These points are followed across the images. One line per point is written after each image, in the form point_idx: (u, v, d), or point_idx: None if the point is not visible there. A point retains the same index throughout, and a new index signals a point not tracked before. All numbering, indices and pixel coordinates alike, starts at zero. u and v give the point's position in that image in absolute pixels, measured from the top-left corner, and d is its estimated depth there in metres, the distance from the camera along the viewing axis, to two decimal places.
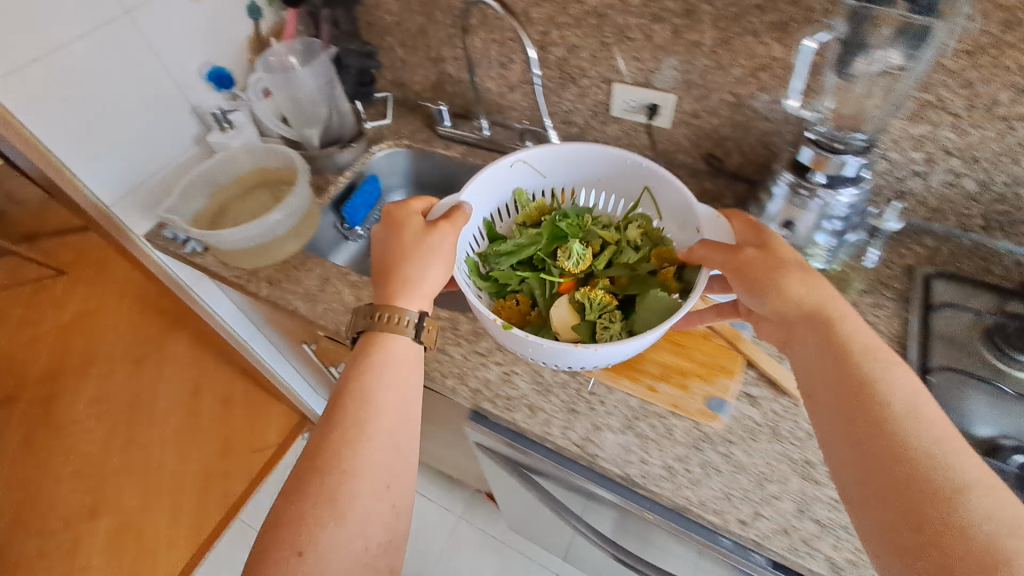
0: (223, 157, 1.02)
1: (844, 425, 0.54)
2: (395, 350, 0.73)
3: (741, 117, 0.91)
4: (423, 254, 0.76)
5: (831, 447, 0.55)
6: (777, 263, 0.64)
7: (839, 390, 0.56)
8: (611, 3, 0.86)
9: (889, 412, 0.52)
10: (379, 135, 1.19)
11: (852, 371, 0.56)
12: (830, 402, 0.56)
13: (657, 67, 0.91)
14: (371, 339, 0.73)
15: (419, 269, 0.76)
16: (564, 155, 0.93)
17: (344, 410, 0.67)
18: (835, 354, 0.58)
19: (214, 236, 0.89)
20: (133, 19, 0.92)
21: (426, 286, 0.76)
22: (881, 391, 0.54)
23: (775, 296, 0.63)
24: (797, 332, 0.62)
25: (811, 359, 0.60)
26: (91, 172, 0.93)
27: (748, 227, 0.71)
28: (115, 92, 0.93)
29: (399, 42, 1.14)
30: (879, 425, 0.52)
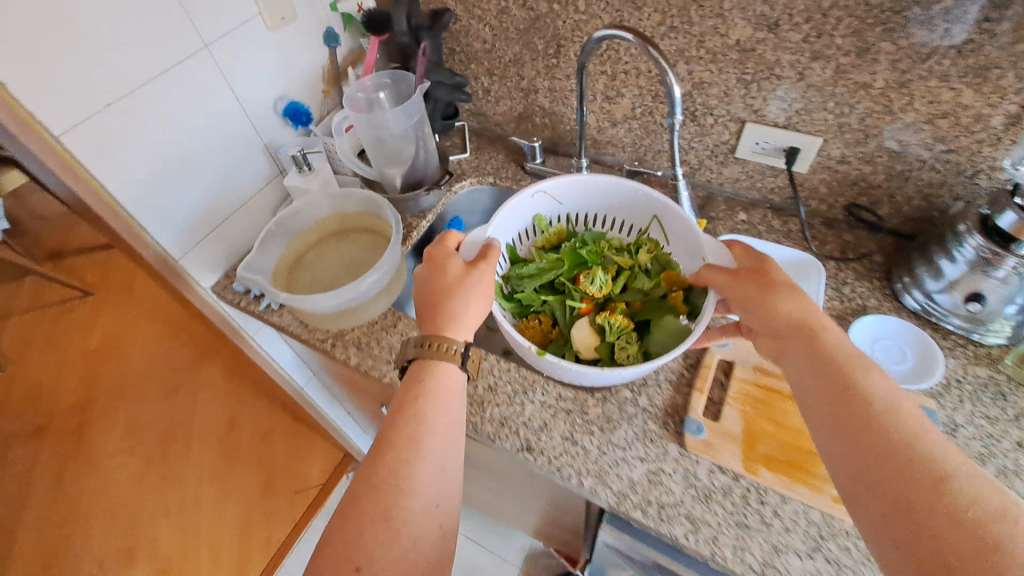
0: (303, 204, 0.92)
1: (845, 435, 0.48)
2: (447, 379, 0.66)
3: (901, 166, 0.79)
4: (461, 287, 0.72)
5: (842, 463, 0.48)
6: (785, 288, 0.59)
7: (833, 399, 0.50)
8: (762, 38, 0.75)
9: (869, 410, 0.48)
10: (461, 171, 1.07)
11: (843, 380, 0.51)
12: (825, 415, 0.50)
13: (806, 108, 0.79)
14: (416, 373, 0.68)
15: (460, 306, 0.70)
16: (589, 183, 0.88)
17: (392, 432, 0.61)
18: (813, 363, 0.54)
19: (306, 301, 0.79)
20: (212, 53, 0.82)
21: (465, 316, 0.71)
22: (863, 390, 0.49)
23: (774, 318, 0.58)
24: (787, 348, 0.57)
25: (798, 370, 0.55)
26: (163, 222, 0.83)
27: (748, 256, 0.65)
28: (191, 133, 0.83)
29: (487, 70, 1.04)
30: (859, 421, 0.48)
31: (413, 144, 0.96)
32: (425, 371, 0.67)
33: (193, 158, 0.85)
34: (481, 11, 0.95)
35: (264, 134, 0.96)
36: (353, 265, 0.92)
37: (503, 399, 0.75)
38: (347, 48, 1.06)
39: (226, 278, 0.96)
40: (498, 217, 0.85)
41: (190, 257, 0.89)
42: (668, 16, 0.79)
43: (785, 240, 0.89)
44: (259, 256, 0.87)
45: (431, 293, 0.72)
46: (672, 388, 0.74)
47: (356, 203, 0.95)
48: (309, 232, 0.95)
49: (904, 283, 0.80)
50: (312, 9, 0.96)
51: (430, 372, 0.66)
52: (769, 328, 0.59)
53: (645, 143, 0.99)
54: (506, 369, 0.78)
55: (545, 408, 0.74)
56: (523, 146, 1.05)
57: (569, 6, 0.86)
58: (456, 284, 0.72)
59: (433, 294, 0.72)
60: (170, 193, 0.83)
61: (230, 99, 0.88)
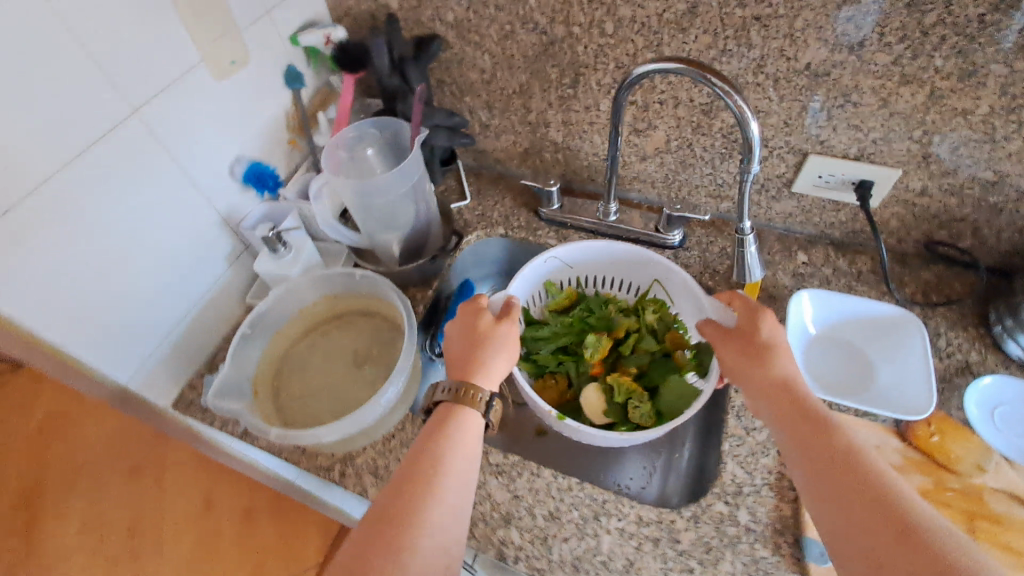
0: (281, 294, 0.75)
1: (827, 494, 0.45)
2: (473, 425, 0.57)
3: (994, 198, 0.68)
4: (498, 341, 0.63)
5: (824, 522, 0.45)
6: (767, 346, 0.56)
7: (810, 458, 0.48)
8: (841, 60, 0.61)
9: (845, 468, 0.46)
10: (465, 223, 0.90)
11: (820, 438, 0.49)
12: (806, 472, 0.48)
13: (886, 138, 0.67)
14: (439, 414, 0.57)
15: (490, 351, 0.62)
16: (606, 250, 0.78)
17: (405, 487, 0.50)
18: (791, 420, 0.51)
19: (308, 435, 0.62)
20: (145, 121, 0.63)
21: (493, 374, 0.61)
22: (839, 448, 0.47)
23: (756, 378, 0.55)
24: (761, 408, 0.54)
25: (775, 428, 0.52)
26: (99, 342, 0.65)
27: (746, 312, 0.60)
28: (127, 225, 0.64)
29: (485, 103, 0.88)
30: (841, 479, 0.45)
31: (412, 207, 0.80)
32: (451, 413, 0.57)
33: (132, 256, 0.66)
34: (478, 37, 0.78)
35: (221, 206, 0.77)
36: (352, 360, 0.76)
37: (572, 531, 0.62)
38: (311, 87, 0.87)
39: (192, 390, 0.77)
40: (512, 284, 0.75)
41: (140, 374, 0.71)
42: (722, 37, 0.64)
43: (856, 284, 0.78)
44: (234, 371, 0.70)
45: (462, 336, 0.64)
46: (774, 497, 0.62)
47: (345, 284, 0.78)
48: (291, 324, 0.78)
49: (1005, 326, 0.69)
50: (267, 47, 0.77)
51: (458, 413, 0.57)
52: (751, 388, 0.56)
53: (680, 178, 0.85)
54: (568, 489, 0.64)
55: (627, 538, 0.61)
56: (538, 190, 0.88)
57: (592, 29, 0.70)
58: (491, 330, 0.63)
59: (465, 337, 0.63)
60: (106, 305, 0.65)
61: (174, 172, 0.69)
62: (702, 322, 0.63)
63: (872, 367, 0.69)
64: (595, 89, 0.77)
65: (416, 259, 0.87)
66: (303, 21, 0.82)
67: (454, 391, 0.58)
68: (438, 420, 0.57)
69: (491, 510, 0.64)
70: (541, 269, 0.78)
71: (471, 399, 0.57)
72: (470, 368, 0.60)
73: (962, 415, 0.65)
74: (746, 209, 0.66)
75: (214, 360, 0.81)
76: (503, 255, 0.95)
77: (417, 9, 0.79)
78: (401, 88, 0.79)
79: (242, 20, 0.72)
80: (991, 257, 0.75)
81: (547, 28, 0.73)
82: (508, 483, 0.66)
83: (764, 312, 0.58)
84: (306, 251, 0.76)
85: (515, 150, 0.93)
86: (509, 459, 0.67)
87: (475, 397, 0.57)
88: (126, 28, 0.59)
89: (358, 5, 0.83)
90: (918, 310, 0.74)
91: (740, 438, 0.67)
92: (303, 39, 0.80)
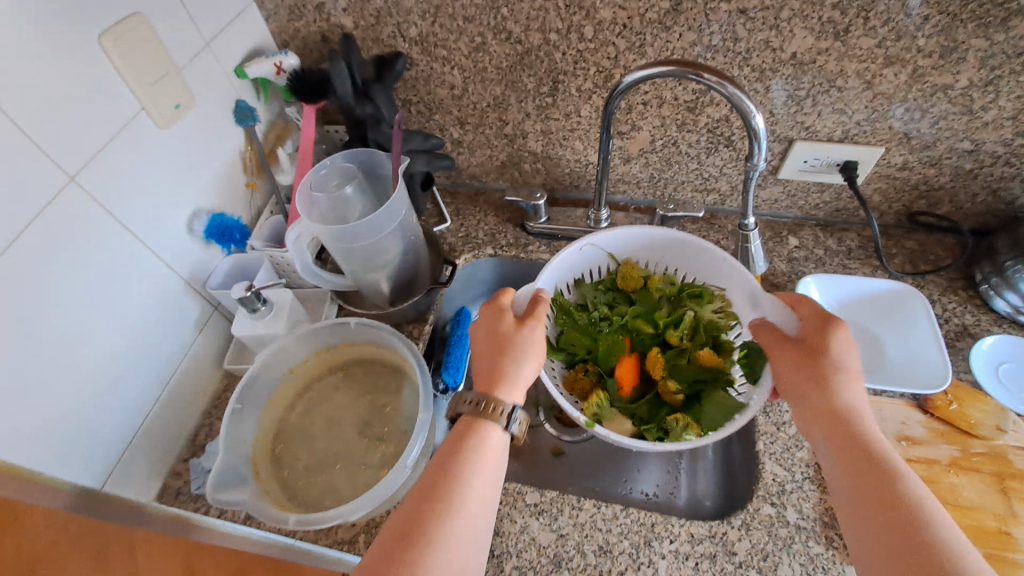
0: (268, 358, 0.68)
1: (863, 525, 0.45)
2: (496, 442, 0.53)
3: (970, 165, 0.71)
4: (521, 347, 0.58)
5: (863, 549, 0.45)
6: (835, 367, 0.54)
7: (855, 484, 0.47)
8: (826, 48, 0.62)
9: (888, 500, 0.45)
10: (451, 247, 0.86)
11: (871, 466, 0.47)
12: (848, 498, 0.47)
13: (869, 118, 0.68)
14: (461, 427, 0.53)
15: (517, 357, 0.57)
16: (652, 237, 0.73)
17: (412, 526, 0.45)
18: (842, 446, 0.50)
19: (332, 515, 0.57)
20: (84, 187, 0.56)
21: (516, 381, 0.56)
22: (886, 479, 0.46)
23: (812, 401, 0.54)
24: (813, 429, 0.53)
25: (825, 452, 0.51)
26: (63, 446, 0.56)
27: (815, 322, 0.57)
28: (80, 307, 0.57)
29: (457, 119, 0.83)
30: (881, 511, 0.45)
31: (400, 242, 0.74)
32: (473, 426, 0.53)
33: (89, 340, 0.58)
34: (446, 51, 0.74)
35: (183, 268, 0.70)
36: (359, 416, 0.70)
37: (627, 562, 0.59)
38: (264, 121, 0.81)
39: (175, 477, 0.68)
40: (545, 273, 0.70)
41: (112, 472, 0.62)
42: (706, 34, 0.64)
43: (849, 262, 0.79)
44: (232, 455, 0.63)
45: (486, 340, 0.59)
46: (817, 490, 0.62)
47: (338, 334, 0.72)
48: (283, 388, 0.71)
49: (992, 284, 0.72)
50: (211, 84, 0.70)
51: (478, 429, 0.52)
52: (803, 410, 0.54)
53: (666, 176, 0.83)
54: (614, 518, 0.62)
55: (683, 560, 0.59)
56: (522, 205, 0.84)
57: (571, 34, 0.68)
58: (516, 333, 0.58)
59: (490, 341, 0.59)
60: (67, 398, 0.57)
61: (126, 239, 0.61)
62: (757, 324, 0.63)
63: (879, 344, 0.71)
64: (576, 95, 0.75)
65: (409, 295, 0.80)
66: (248, 50, 0.75)
67: (477, 402, 0.54)
68: (459, 434, 0.53)
69: (538, 555, 0.60)
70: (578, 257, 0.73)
71: (491, 412, 0.53)
72: (495, 377, 0.56)
73: (972, 377, 0.67)
74: (752, 201, 0.66)
75: (196, 439, 0.72)
76: (493, 275, 0.91)
77: (376, 26, 0.73)
78: (375, 116, 0.73)
79: (180, 57, 0.65)
80: (966, 222, 0.79)
81: (523, 37, 0.70)
82: (550, 522, 0.62)
83: (837, 326, 0.55)
84: (288, 306, 0.71)
85: (492, 164, 0.89)
86: (546, 495, 0.64)
87: (497, 409, 0.53)
88: (48, 84, 0.52)
89: (307, 27, 0.76)
90: (910, 280, 0.77)
91: (773, 435, 0.66)
92: (251, 70, 0.73)
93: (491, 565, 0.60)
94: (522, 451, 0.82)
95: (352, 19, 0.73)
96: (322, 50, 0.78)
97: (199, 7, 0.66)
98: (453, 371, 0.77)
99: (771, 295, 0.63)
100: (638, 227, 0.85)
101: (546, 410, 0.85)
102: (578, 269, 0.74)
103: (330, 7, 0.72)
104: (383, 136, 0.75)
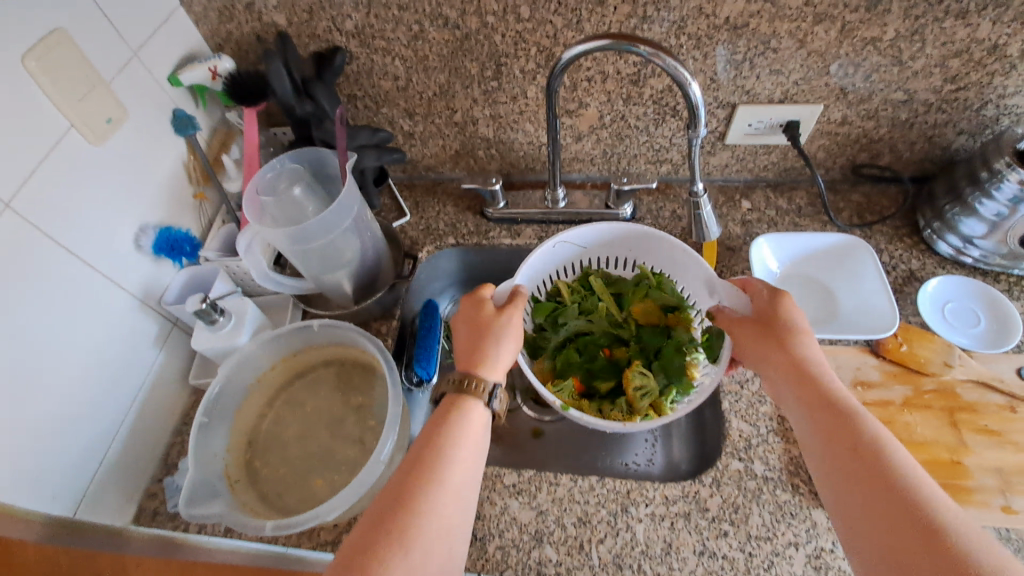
0: (231, 368, 0.68)
1: (835, 477, 0.47)
2: (477, 417, 0.53)
3: (906, 114, 0.73)
4: (503, 334, 0.59)
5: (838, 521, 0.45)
6: (788, 329, 0.58)
7: (820, 434, 0.50)
8: (757, 10, 0.63)
9: (854, 442, 0.47)
10: (413, 241, 0.86)
11: (842, 420, 0.49)
12: (817, 444, 0.50)
13: (805, 77, 0.70)
14: (454, 397, 0.54)
15: (498, 336, 0.58)
16: (617, 229, 0.72)
17: (421, 458, 0.49)
18: (808, 399, 0.53)
19: (310, 517, 0.57)
20: (20, 214, 0.54)
21: (499, 365, 0.57)
22: (853, 423, 0.49)
23: (774, 358, 0.57)
24: (782, 389, 0.56)
25: (794, 409, 0.54)
26: (26, 480, 0.55)
27: (765, 293, 0.61)
28: (31, 335, 0.56)
29: (405, 111, 0.82)
30: (847, 453, 0.47)
31: (356, 241, 0.74)
32: (456, 404, 0.53)
33: (43, 367, 0.57)
34: (385, 42, 0.73)
35: (135, 287, 0.68)
36: (333, 418, 0.70)
37: (605, 530, 0.60)
38: (206, 129, 0.80)
39: (152, 498, 0.67)
40: (520, 273, 0.70)
41: (83, 499, 0.61)
42: (641, 5, 0.64)
43: (800, 220, 0.81)
44: (203, 469, 0.62)
45: (469, 326, 0.60)
46: (781, 441, 0.65)
47: (300, 338, 0.72)
48: (250, 398, 0.70)
49: (934, 229, 0.75)
50: (144, 95, 0.68)
51: (459, 405, 0.53)
52: (771, 372, 0.57)
53: (619, 151, 0.84)
54: (591, 489, 0.63)
55: (659, 521, 0.60)
56: (479, 192, 0.84)
57: (507, 16, 0.68)
58: (494, 318, 0.60)
59: (470, 326, 0.60)
60: (26, 431, 0.55)
61: (71, 263, 0.60)
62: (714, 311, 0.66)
63: (834, 299, 0.73)
64: (520, 77, 0.75)
65: (370, 293, 0.80)
66: (180, 57, 0.73)
67: (460, 380, 0.55)
68: (438, 416, 0.53)
69: (520, 533, 0.61)
70: (552, 253, 0.73)
71: (475, 390, 0.54)
72: (476, 357, 0.57)
73: (920, 319, 0.70)
74: (698, 169, 0.68)
75: (169, 457, 0.71)
76: (458, 265, 0.90)
77: (310, 23, 0.72)
78: (317, 113, 0.72)
79: (107, 71, 0.63)
80: (907, 172, 0.82)
81: (459, 22, 0.69)
82: (530, 501, 0.63)
83: (782, 297, 0.60)
84: (246, 315, 0.70)
85: (445, 153, 0.88)
86: (523, 475, 0.65)
87: (480, 387, 0.54)
88: None
89: (239, 28, 0.74)
90: (857, 232, 0.79)
91: (737, 394, 0.69)
92: (185, 78, 0.71)
93: (475, 548, 0.60)
94: (502, 435, 0.83)
95: (284, 17, 0.71)
96: (257, 51, 0.76)
97: (122, 18, 0.64)
98: (424, 364, 0.74)
99: (725, 282, 0.65)
100: (596, 204, 0.86)
101: (522, 392, 0.86)
102: (553, 262, 0.75)
103: (260, 6, 0.70)
104: (328, 134, 0.73)
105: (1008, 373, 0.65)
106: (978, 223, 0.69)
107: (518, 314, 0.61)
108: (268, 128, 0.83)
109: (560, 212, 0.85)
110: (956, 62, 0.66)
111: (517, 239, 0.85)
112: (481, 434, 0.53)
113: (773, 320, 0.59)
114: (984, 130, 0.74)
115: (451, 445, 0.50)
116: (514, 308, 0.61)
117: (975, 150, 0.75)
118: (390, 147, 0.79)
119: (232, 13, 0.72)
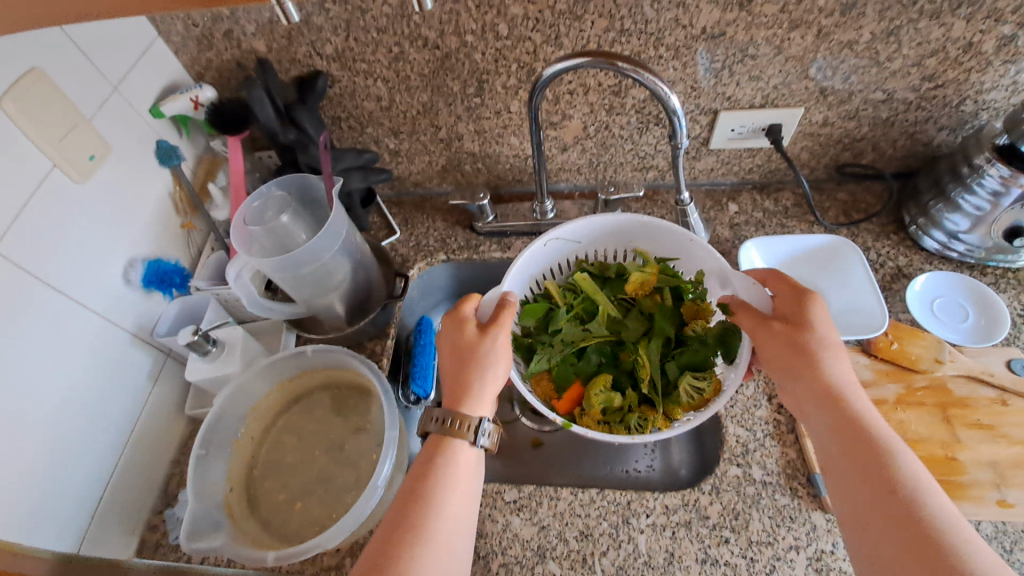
0: (226, 397, 0.68)
1: (857, 501, 0.47)
2: (466, 457, 0.53)
3: (886, 113, 0.74)
4: (485, 362, 0.57)
5: (852, 542, 0.47)
6: (818, 341, 0.56)
7: (846, 457, 0.50)
8: (733, 19, 0.64)
9: (880, 470, 0.47)
10: (403, 258, 0.86)
11: (867, 450, 0.49)
12: (839, 468, 0.50)
13: (785, 82, 0.71)
14: (440, 437, 0.54)
15: (479, 366, 0.57)
16: (612, 221, 0.71)
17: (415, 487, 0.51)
18: (838, 422, 0.52)
19: (311, 547, 0.57)
20: (5, 256, 0.54)
21: (485, 396, 0.56)
22: (878, 449, 0.49)
23: (804, 378, 0.55)
24: (806, 402, 0.55)
25: (817, 425, 0.54)
26: (22, 522, 0.55)
27: (794, 300, 0.59)
28: (21, 376, 0.55)
29: (390, 130, 0.82)
30: (875, 479, 0.47)
31: (346, 263, 0.74)
32: (440, 448, 0.53)
33: (35, 408, 0.56)
34: (366, 64, 0.73)
35: (127, 321, 0.68)
36: (330, 444, 0.70)
37: (608, 542, 0.61)
38: (191, 158, 0.79)
39: (153, 531, 0.67)
40: (512, 274, 0.69)
41: (84, 536, 0.61)
42: (618, 19, 0.65)
43: (787, 221, 0.82)
44: (202, 502, 0.62)
45: (450, 352, 0.59)
46: (778, 444, 0.65)
47: (295, 363, 0.72)
48: (247, 426, 0.70)
49: (919, 225, 0.76)
50: (125, 128, 0.68)
51: (446, 447, 0.53)
52: (794, 384, 0.56)
53: (605, 160, 0.84)
54: (591, 502, 0.63)
55: (661, 531, 0.61)
56: (468, 207, 0.84)
57: (486, 34, 0.68)
58: (476, 342, 0.58)
59: (452, 354, 0.59)
60: (22, 473, 0.55)
61: (60, 301, 0.60)
62: (733, 304, 0.63)
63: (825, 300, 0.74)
64: (502, 92, 0.75)
65: (364, 313, 0.80)
66: (160, 87, 0.73)
67: (443, 421, 0.54)
68: (425, 458, 0.53)
69: (523, 549, 0.61)
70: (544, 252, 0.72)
71: (458, 430, 0.53)
72: (460, 391, 0.56)
73: (909, 315, 0.71)
74: (683, 177, 0.68)
75: (169, 489, 0.70)
76: (452, 280, 0.90)
77: (289, 48, 0.71)
78: (301, 140, 0.72)
79: (87, 107, 0.63)
80: (891, 169, 0.83)
81: (438, 41, 0.69)
82: (531, 517, 0.63)
83: (811, 304, 0.58)
84: (240, 344, 0.70)
85: (432, 169, 0.88)
86: (523, 491, 0.65)
87: (463, 425, 0.54)
88: None
89: (219, 56, 0.73)
90: (845, 231, 0.80)
91: (732, 398, 0.69)
92: (166, 109, 0.71)
93: (479, 567, 0.61)
94: (502, 448, 0.83)
95: (264, 43, 0.71)
96: (238, 77, 0.76)
97: (99, 52, 0.64)
98: (420, 382, 0.74)
99: (740, 274, 0.64)
100: (585, 213, 0.86)
101: (520, 403, 0.86)
102: (544, 261, 0.74)
103: (239, 33, 0.70)
104: (313, 159, 0.74)
105: (998, 368, 0.65)
106: (962, 218, 0.70)
107: (500, 338, 0.59)
108: (254, 152, 0.83)
109: (550, 222, 0.85)
110: (932, 61, 0.67)
111: (508, 252, 0.85)
112: (474, 472, 0.54)
113: (802, 332, 0.57)
114: (965, 125, 0.74)
115: (442, 476, 0.51)
116: (496, 331, 0.59)
117: (956, 144, 0.76)
118: (374, 165, 0.79)
119: (212, 41, 0.72)
